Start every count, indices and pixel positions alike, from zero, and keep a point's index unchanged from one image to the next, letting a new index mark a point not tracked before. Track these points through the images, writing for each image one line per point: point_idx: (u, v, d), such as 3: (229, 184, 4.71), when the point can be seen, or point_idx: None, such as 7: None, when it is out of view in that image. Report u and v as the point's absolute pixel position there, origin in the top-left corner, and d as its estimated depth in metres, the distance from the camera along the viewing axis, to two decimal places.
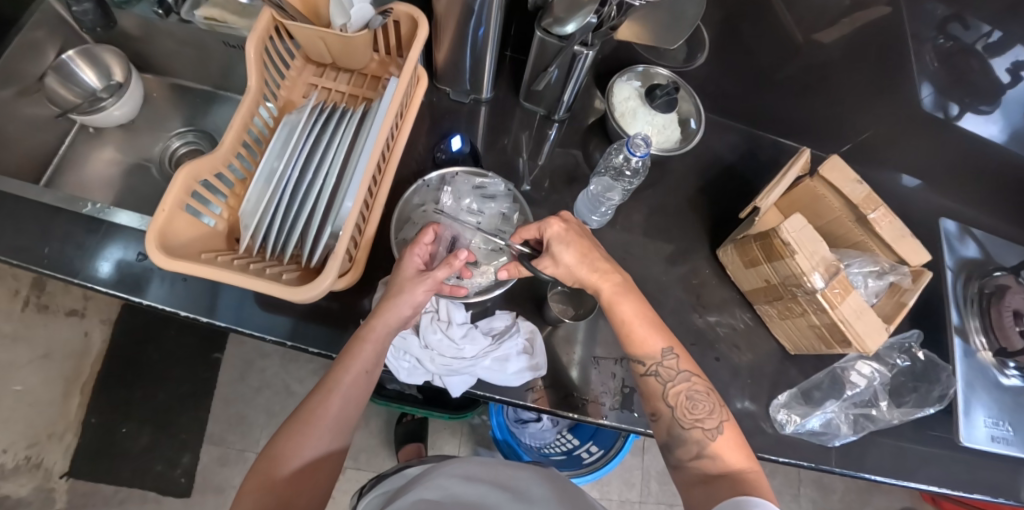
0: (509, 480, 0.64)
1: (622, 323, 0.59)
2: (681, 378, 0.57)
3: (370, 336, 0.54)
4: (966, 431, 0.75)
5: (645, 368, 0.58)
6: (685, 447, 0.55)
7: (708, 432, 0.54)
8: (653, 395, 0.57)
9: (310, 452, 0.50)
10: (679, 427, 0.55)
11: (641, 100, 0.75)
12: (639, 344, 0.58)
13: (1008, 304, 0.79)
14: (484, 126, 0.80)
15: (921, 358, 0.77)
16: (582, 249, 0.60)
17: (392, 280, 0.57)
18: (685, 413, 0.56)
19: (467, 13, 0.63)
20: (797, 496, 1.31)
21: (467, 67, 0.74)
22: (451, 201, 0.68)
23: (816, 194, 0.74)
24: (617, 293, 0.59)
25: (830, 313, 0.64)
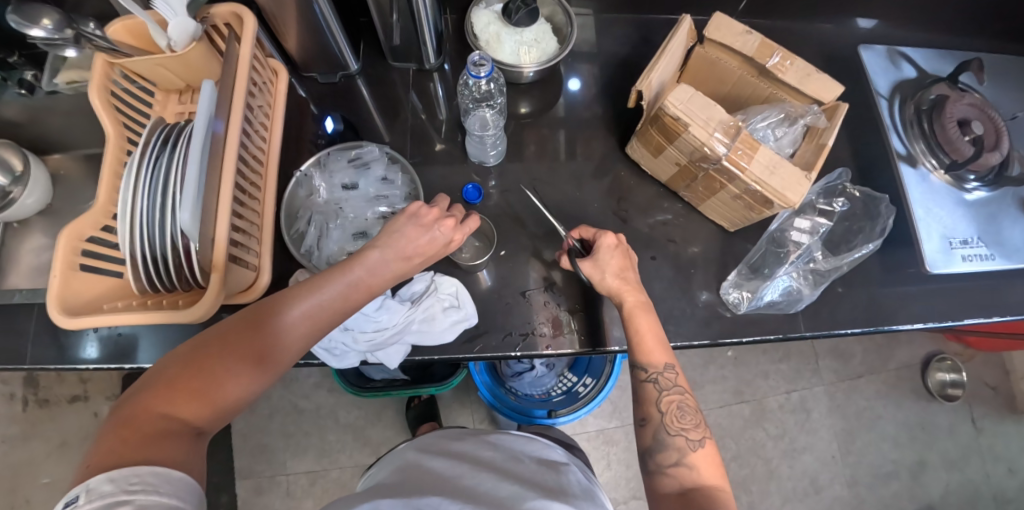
0: (494, 457, 0.56)
1: (636, 333, 0.59)
2: (675, 389, 0.56)
3: (367, 287, 0.51)
4: (932, 258, 0.70)
5: (646, 374, 0.57)
6: (665, 452, 0.53)
7: (690, 442, 0.53)
8: (645, 400, 0.57)
9: (242, 386, 0.43)
10: (664, 433, 0.54)
11: (501, 21, 0.70)
12: (646, 352, 0.58)
13: (950, 114, 0.74)
14: (369, 100, 0.77)
15: (857, 196, 0.74)
16: (624, 261, 0.62)
17: (422, 237, 0.54)
18: (673, 420, 0.55)
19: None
20: (818, 371, 1.22)
21: (325, 48, 0.72)
22: (326, 185, 0.68)
23: (712, 60, 0.69)
24: (638, 306, 0.60)
25: (740, 176, 0.59)
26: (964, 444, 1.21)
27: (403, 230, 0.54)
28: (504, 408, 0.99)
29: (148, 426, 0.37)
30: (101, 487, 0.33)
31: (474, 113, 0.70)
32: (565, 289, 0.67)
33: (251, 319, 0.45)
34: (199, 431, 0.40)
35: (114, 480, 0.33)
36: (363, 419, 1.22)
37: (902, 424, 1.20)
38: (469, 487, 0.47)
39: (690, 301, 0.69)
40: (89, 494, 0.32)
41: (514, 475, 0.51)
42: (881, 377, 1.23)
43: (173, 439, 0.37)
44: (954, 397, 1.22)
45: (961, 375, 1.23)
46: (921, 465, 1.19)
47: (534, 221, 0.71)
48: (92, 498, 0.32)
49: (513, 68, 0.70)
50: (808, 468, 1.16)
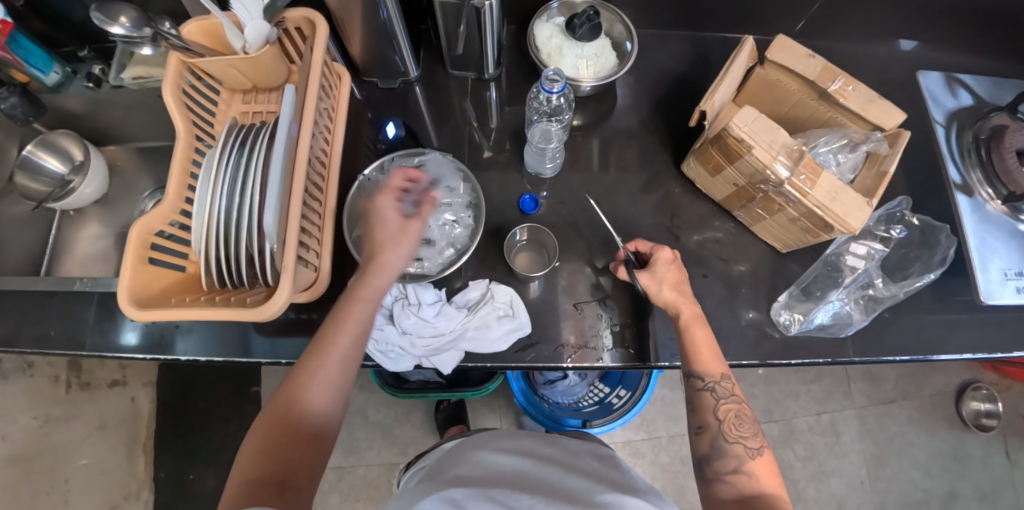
0: (553, 453, 0.57)
1: (692, 345, 0.59)
2: (732, 398, 0.56)
3: (361, 298, 0.54)
4: (989, 288, 0.69)
5: (702, 383, 0.57)
6: (723, 460, 0.53)
7: (749, 450, 0.53)
8: (702, 409, 0.57)
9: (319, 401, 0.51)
10: (722, 440, 0.54)
11: (563, 35, 0.71)
12: (702, 362, 0.58)
13: (1009, 144, 0.71)
14: (425, 106, 0.79)
15: (916, 224, 0.74)
16: (680, 277, 0.63)
17: (388, 245, 0.55)
18: (731, 427, 0.55)
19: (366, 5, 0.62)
20: (849, 393, 1.20)
21: (387, 53, 0.73)
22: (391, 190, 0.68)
23: (772, 81, 0.68)
24: (695, 318, 0.60)
25: (803, 201, 0.59)
26: (996, 475, 1.19)
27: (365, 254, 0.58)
28: (539, 415, 0.97)
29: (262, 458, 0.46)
30: None
31: (538, 126, 0.72)
32: (615, 302, 0.68)
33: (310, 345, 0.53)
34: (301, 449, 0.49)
35: None
36: (391, 418, 1.23)
37: (934, 453, 1.19)
38: (540, 481, 0.48)
39: (738, 320, 0.69)
40: None
41: (579, 470, 0.52)
42: (914, 403, 1.21)
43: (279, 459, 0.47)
44: (989, 427, 1.20)
45: (998, 405, 1.21)
46: (951, 495, 1.17)
47: (584, 232, 0.72)
48: None
49: (572, 82, 0.71)
50: (835, 493, 1.15)
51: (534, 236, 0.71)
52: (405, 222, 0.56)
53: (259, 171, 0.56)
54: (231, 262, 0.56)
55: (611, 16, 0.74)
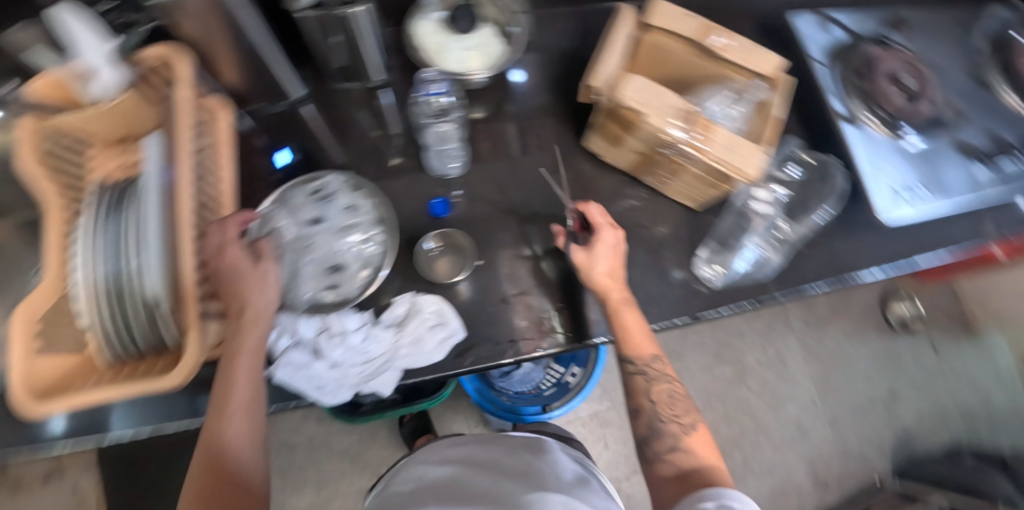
0: (489, 453, 0.59)
1: (623, 328, 0.60)
2: (664, 378, 0.59)
3: (247, 348, 0.52)
4: (885, 208, 0.72)
5: (634, 367, 0.59)
6: (662, 440, 0.55)
7: (684, 427, 0.56)
8: (636, 391, 0.59)
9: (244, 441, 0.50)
10: (658, 421, 0.57)
11: (445, 31, 0.69)
12: (633, 345, 0.59)
13: (880, 71, 0.77)
14: (318, 125, 0.75)
15: (811, 162, 0.78)
16: (616, 256, 0.63)
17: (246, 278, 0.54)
18: (664, 408, 0.57)
19: (227, 28, 0.58)
20: (788, 322, 1.28)
21: (268, 79, 0.69)
22: (288, 222, 0.62)
23: (657, 46, 0.68)
24: (624, 302, 0.61)
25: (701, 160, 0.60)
26: (926, 368, 1.32)
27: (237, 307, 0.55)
28: (499, 410, 0.98)
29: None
30: None
31: (432, 128, 0.73)
32: (543, 288, 0.67)
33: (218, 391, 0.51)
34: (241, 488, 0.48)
35: None
36: (357, 443, 1.20)
37: (871, 361, 1.29)
38: (469, 492, 0.50)
39: (668, 282, 0.71)
40: None
41: (509, 470, 0.54)
42: (846, 319, 1.30)
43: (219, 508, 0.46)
44: (912, 328, 1.31)
45: (918, 306, 1.32)
46: (891, 394, 1.29)
47: (504, 224, 0.70)
48: None
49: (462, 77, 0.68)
50: (792, 416, 1.23)
51: (449, 241, 0.68)
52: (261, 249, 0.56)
53: (138, 229, 0.53)
54: (123, 330, 0.53)
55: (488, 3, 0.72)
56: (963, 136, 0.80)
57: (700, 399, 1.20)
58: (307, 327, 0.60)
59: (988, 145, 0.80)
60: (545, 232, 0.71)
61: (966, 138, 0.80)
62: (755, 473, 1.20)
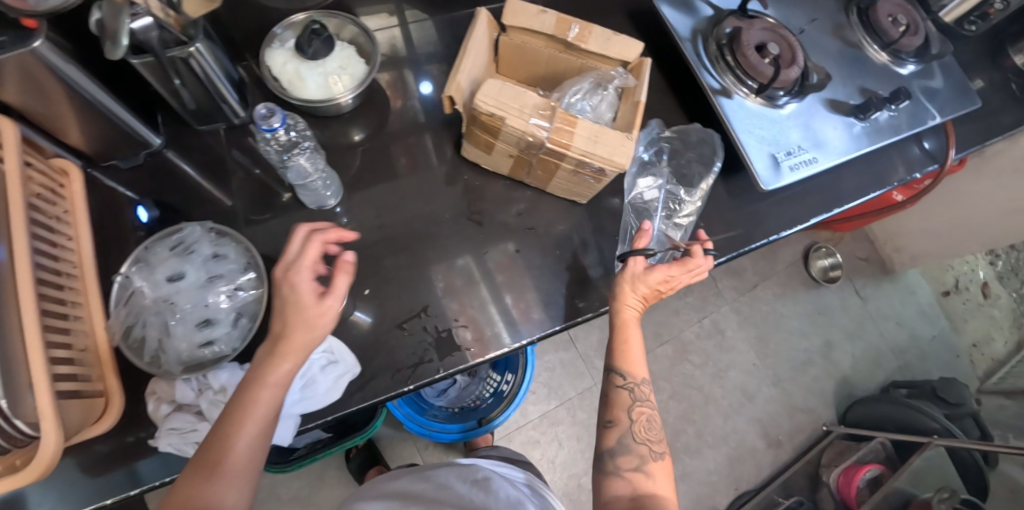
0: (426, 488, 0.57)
1: (624, 345, 0.63)
2: (646, 402, 0.62)
3: (270, 381, 0.50)
4: (766, 174, 0.70)
5: (623, 382, 0.62)
6: (628, 456, 0.58)
7: (652, 453, 0.59)
8: (618, 405, 0.61)
9: (224, 488, 0.47)
10: (630, 438, 0.59)
11: (295, 56, 0.64)
12: (630, 364, 0.62)
13: (748, 41, 0.73)
14: (192, 171, 0.71)
15: (672, 136, 0.77)
16: (653, 293, 0.65)
17: (300, 308, 0.52)
18: (640, 429, 0.60)
19: (48, 87, 0.53)
20: (720, 292, 1.33)
21: (117, 132, 0.64)
22: (147, 285, 0.58)
23: (518, 46, 0.68)
24: (632, 322, 0.64)
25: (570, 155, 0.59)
26: (856, 314, 1.40)
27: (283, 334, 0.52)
28: (435, 432, 0.94)
29: None
30: None
31: (289, 164, 0.63)
32: (439, 308, 0.65)
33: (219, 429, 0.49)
34: None
35: None
36: (306, 487, 1.16)
37: (801, 315, 1.35)
38: None
39: (574, 278, 0.70)
40: None
41: (430, 499, 0.55)
42: (773, 280, 1.36)
43: None
44: (835, 278, 1.39)
45: (836, 258, 1.40)
46: (826, 345, 1.35)
47: (399, 246, 0.68)
48: None
49: (327, 103, 0.66)
50: (736, 382, 1.27)
51: None
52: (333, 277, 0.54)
53: None
54: None
55: (337, 22, 0.68)
56: (831, 93, 0.80)
57: None
58: (185, 390, 0.56)
59: (856, 99, 0.81)
60: (441, 249, 0.69)
61: (834, 95, 0.80)
62: (710, 443, 1.23)
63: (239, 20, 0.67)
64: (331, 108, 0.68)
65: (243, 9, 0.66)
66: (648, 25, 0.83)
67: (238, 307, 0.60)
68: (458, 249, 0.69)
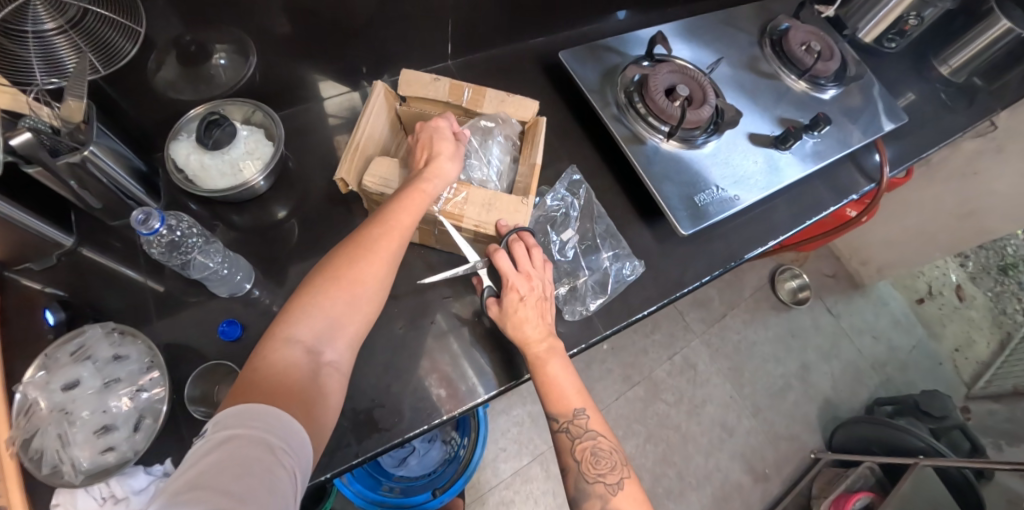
0: None
1: (546, 383, 0.57)
2: (589, 435, 0.55)
3: (423, 190, 0.55)
4: (685, 219, 0.69)
5: (559, 424, 0.56)
6: (588, 502, 0.52)
7: (610, 487, 0.53)
8: (563, 450, 0.56)
9: (355, 310, 0.48)
10: (584, 481, 0.54)
11: (198, 148, 0.65)
12: (556, 400, 0.57)
13: (656, 86, 0.73)
14: (110, 262, 0.70)
15: (576, 186, 0.75)
16: (537, 304, 0.59)
17: (442, 155, 0.58)
18: (589, 466, 0.54)
19: None
20: (688, 326, 1.32)
21: (25, 235, 0.62)
22: (44, 395, 0.56)
23: (416, 115, 0.69)
24: (547, 352, 0.58)
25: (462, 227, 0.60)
26: (830, 332, 1.40)
27: (443, 147, 0.59)
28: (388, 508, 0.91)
29: (273, 361, 0.43)
30: (223, 419, 0.37)
31: (187, 264, 0.65)
32: (359, 385, 0.61)
33: (354, 245, 0.50)
34: (313, 352, 0.45)
35: (234, 420, 0.37)
36: None
37: (772, 340, 1.35)
38: None
39: (502, 340, 0.67)
40: (217, 425, 0.37)
41: None
42: (739, 308, 1.36)
43: (291, 363, 0.43)
44: (804, 299, 1.41)
45: (803, 278, 1.42)
46: (803, 368, 1.34)
47: None
48: (218, 428, 0.37)
49: (239, 189, 0.67)
50: (714, 417, 1.24)
51: (221, 374, 0.64)
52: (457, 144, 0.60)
53: None
54: None
55: (243, 109, 0.71)
56: (767, 118, 0.83)
57: (620, 425, 1.18)
58: (88, 500, 0.55)
59: (778, 130, 0.82)
60: None
61: (754, 128, 0.81)
62: (694, 485, 1.17)
63: (148, 115, 0.68)
64: (245, 192, 0.69)
65: (149, 103, 0.66)
66: (564, 77, 0.84)
67: (141, 406, 0.59)
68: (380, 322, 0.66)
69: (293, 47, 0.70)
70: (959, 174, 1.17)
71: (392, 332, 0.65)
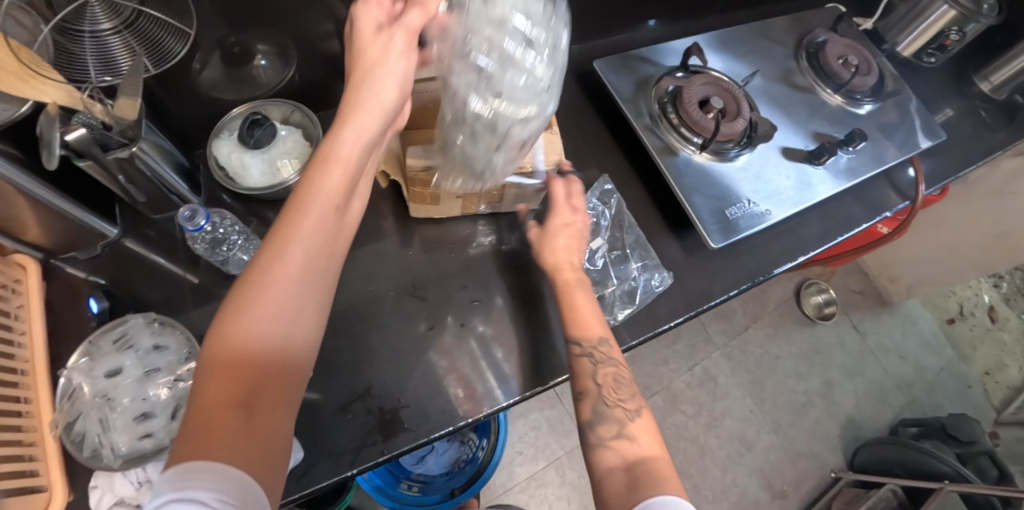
0: None
1: (571, 309, 0.59)
2: (610, 362, 0.57)
3: (343, 156, 0.42)
4: (715, 232, 0.69)
5: (580, 349, 0.57)
6: (605, 425, 0.52)
7: (628, 413, 0.53)
8: (582, 374, 0.56)
9: (289, 338, 0.40)
10: (602, 405, 0.54)
11: (240, 146, 0.67)
12: (580, 326, 0.58)
13: (689, 98, 0.73)
14: (150, 254, 0.72)
15: (607, 195, 0.75)
16: (573, 238, 0.65)
17: (373, 79, 0.43)
18: (609, 391, 0.55)
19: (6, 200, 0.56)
20: (709, 337, 1.31)
21: (75, 227, 0.65)
22: (87, 381, 0.58)
23: None
24: (575, 284, 0.61)
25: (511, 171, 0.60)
26: (855, 350, 1.37)
27: (374, 54, 0.43)
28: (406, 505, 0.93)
29: (203, 439, 0.35)
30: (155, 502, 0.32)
31: (226, 258, 0.70)
32: (386, 386, 0.62)
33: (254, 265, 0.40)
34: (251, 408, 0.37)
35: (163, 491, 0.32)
36: None
37: (795, 356, 1.33)
38: None
39: (527, 346, 0.68)
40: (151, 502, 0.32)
41: None
42: (763, 321, 1.35)
43: (227, 431, 0.35)
44: (829, 315, 1.38)
45: (829, 293, 1.40)
46: (826, 385, 1.31)
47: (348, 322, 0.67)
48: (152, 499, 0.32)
49: (277, 187, 0.68)
50: (733, 430, 1.22)
51: None
52: (384, 48, 0.43)
53: None
54: None
55: (282, 108, 0.72)
56: (801, 132, 0.82)
57: None
58: (126, 483, 0.57)
59: (811, 145, 0.81)
60: (383, 328, 0.66)
61: (788, 143, 0.80)
62: (710, 498, 1.16)
63: (190, 113, 0.70)
64: (283, 191, 0.71)
65: (194, 102, 0.69)
66: (596, 85, 0.84)
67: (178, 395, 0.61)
68: (408, 323, 0.67)
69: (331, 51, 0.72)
70: (996, 193, 1.12)
71: (420, 334, 0.66)
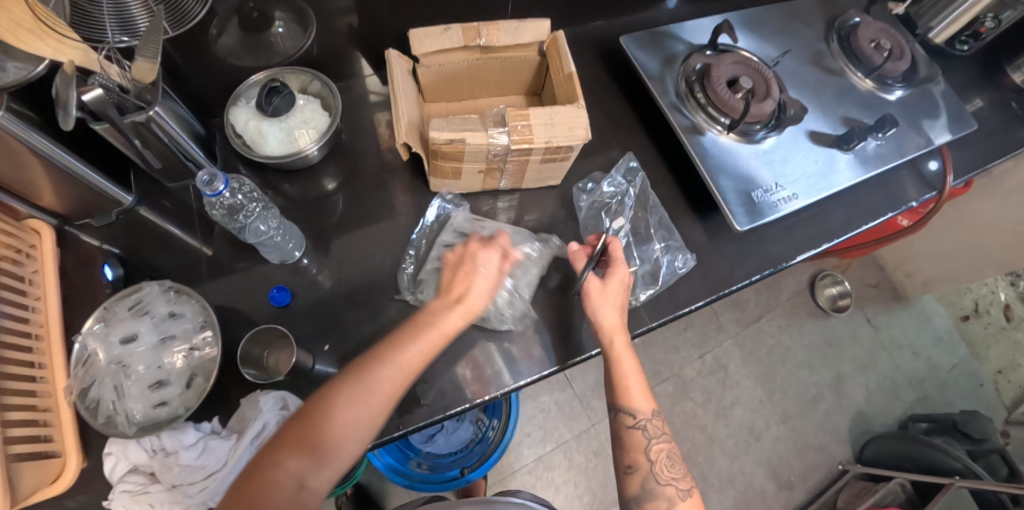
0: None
1: (619, 381, 0.59)
2: (661, 437, 0.59)
3: (438, 332, 0.54)
4: (741, 215, 0.68)
5: (633, 422, 0.59)
6: (655, 501, 0.56)
7: (680, 491, 0.57)
8: (634, 448, 0.58)
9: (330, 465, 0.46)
10: (654, 482, 0.57)
11: (257, 114, 0.66)
12: (630, 399, 0.59)
13: (717, 78, 0.71)
14: (164, 222, 0.71)
15: (632, 173, 0.74)
16: (620, 306, 0.61)
17: (473, 290, 0.57)
18: (661, 469, 0.57)
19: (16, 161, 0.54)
20: (722, 326, 1.30)
21: (90, 193, 0.64)
22: (102, 347, 0.58)
23: (436, 70, 0.69)
24: (623, 351, 0.59)
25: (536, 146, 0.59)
26: (867, 343, 1.36)
27: (476, 263, 0.58)
28: (416, 482, 0.93)
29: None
30: None
31: (245, 227, 0.65)
32: None
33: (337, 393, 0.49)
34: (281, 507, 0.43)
35: None
36: None
37: (808, 347, 1.32)
38: None
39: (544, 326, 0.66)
40: None
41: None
42: (776, 312, 1.33)
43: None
44: (843, 307, 1.37)
45: (844, 286, 1.38)
46: (837, 378, 1.30)
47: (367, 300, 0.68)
48: None
49: (294, 157, 0.67)
50: (742, 420, 1.22)
51: (266, 339, 0.63)
52: (484, 255, 0.58)
53: None
54: None
55: (301, 77, 0.71)
56: (829, 117, 0.79)
57: None
58: (140, 451, 0.56)
59: (840, 130, 0.79)
60: None
61: (816, 127, 0.78)
62: (716, 487, 1.16)
63: (206, 80, 0.68)
64: (300, 161, 0.69)
65: (210, 68, 0.67)
66: (620, 63, 0.82)
67: (193, 366, 0.60)
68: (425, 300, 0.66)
69: (350, 19, 0.70)
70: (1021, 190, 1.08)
71: None
